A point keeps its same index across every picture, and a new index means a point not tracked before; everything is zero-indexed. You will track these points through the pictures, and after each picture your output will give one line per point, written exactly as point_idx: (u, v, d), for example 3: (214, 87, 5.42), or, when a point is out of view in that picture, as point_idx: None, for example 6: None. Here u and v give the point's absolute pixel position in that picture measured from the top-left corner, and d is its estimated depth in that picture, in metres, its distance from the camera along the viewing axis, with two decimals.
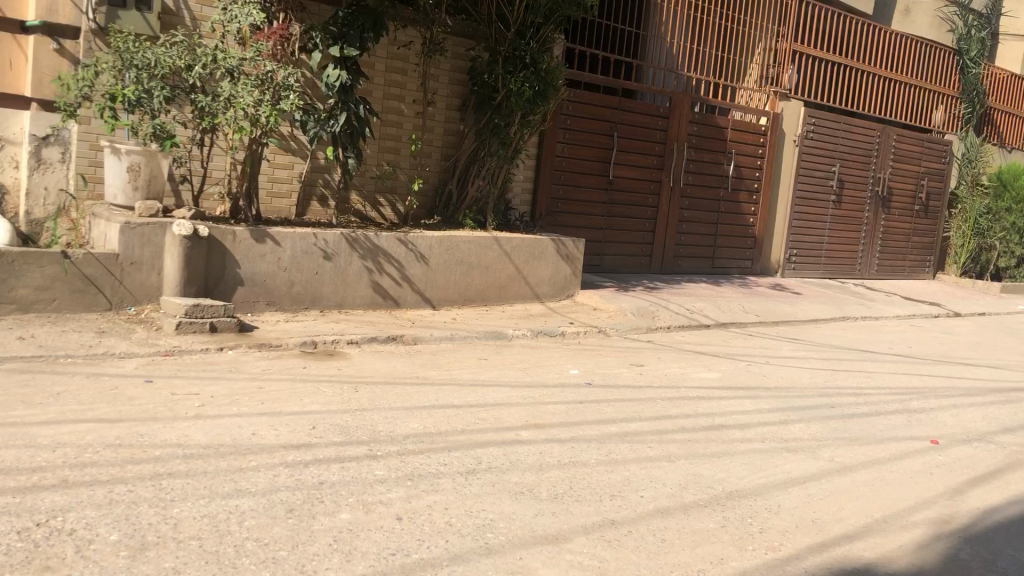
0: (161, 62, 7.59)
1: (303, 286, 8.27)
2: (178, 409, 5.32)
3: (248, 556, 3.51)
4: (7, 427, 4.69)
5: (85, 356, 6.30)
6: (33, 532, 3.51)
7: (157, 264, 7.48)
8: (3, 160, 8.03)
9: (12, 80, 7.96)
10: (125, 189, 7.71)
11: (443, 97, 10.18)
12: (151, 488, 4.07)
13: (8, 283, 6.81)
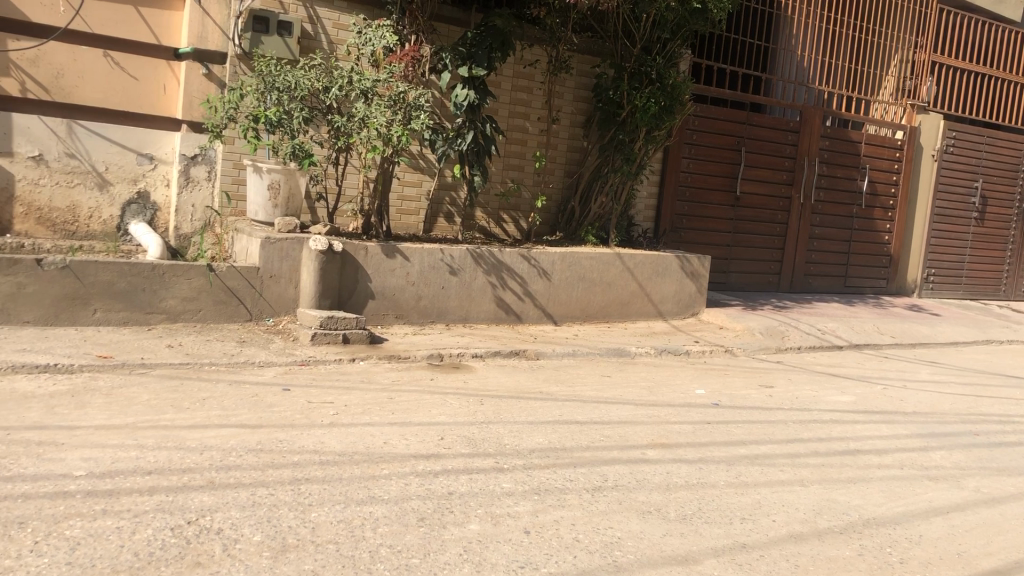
0: (300, 85, 7.88)
1: (430, 300, 8.46)
2: (314, 417, 5.53)
3: (383, 562, 3.61)
4: (159, 430, 4.98)
5: (228, 364, 6.62)
6: (185, 529, 3.72)
7: (294, 278, 7.81)
8: (156, 179, 8.57)
9: (166, 103, 8.52)
10: (266, 206, 8.08)
11: (567, 115, 10.28)
12: (290, 492, 4.24)
13: (158, 294, 7.22)
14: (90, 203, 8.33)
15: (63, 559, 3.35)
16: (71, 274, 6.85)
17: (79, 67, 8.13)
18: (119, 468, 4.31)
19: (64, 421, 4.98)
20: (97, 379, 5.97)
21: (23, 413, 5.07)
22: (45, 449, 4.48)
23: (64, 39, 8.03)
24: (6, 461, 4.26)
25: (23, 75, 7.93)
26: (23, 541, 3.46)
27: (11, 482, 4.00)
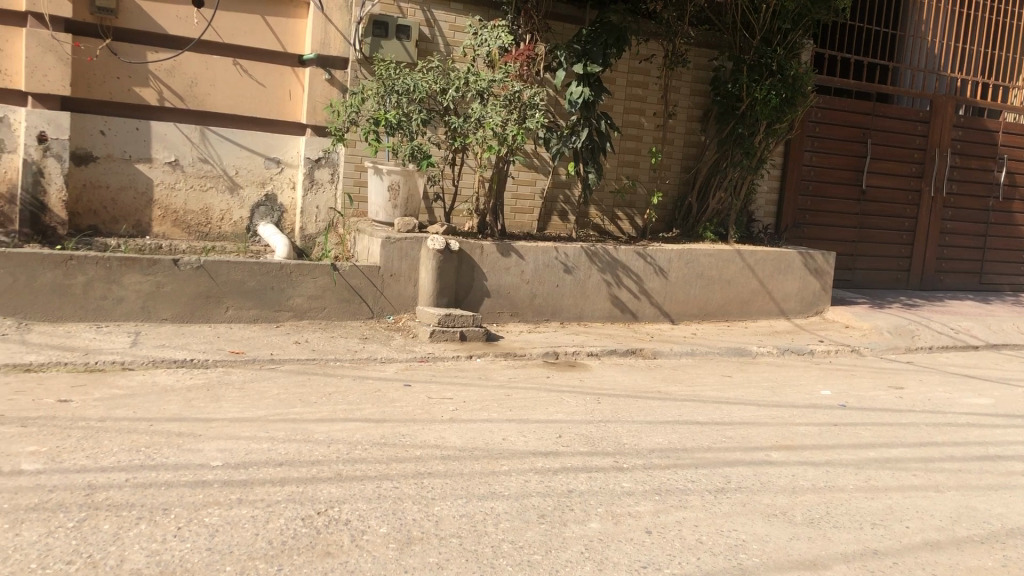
0: (419, 87, 8.00)
1: (545, 298, 8.48)
2: (435, 413, 5.62)
3: (505, 557, 3.64)
4: (288, 423, 5.17)
5: (352, 360, 6.82)
6: (315, 519, 3.85)
7: (413, 276, 7.97)
8: (282, 182, 8.90)
9: (291, 108, 8.81)
10: (386, 207, 8.26)
11: (684, 109, 10.12)
12: (414, 485, 4.32)
13: (286, 292, 7.49)
14: (221, 205, 8.72)
15: (204, 545, 3.51)
16: (206, 274, 7.17)
17: (211, 76, 8.46)
18: (252, 459, 4.50)
19: (200, 414, 5.22)
20: (230, 373, 6.24)
21: (163, 405, 5.34)
22: (184, 440, 4.71)
23: (197, 49, 8.38)
24: (150, 450, 4.50)
25: (161, 85, 8.29)
26: (167, 526, 3.64)
27: (156, 471, 4.22)
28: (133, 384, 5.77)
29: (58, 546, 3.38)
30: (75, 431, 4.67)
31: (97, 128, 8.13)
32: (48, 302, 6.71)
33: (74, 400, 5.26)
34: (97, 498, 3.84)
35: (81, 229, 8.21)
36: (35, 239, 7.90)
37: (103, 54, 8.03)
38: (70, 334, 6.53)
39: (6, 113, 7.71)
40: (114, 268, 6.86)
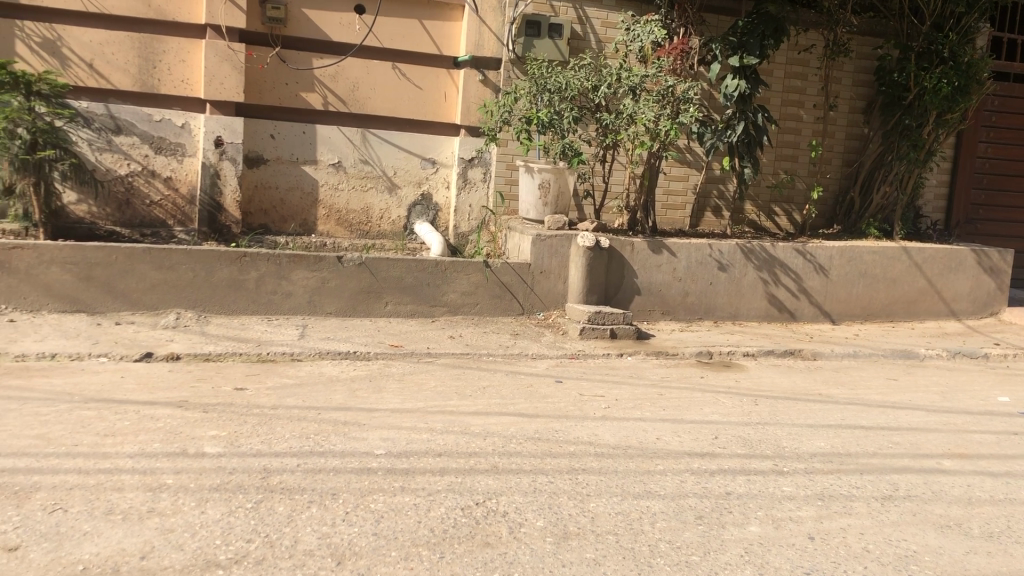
0: (571, 85, 8.05)
1: (698, 296, 8.34)
2: (588, 409, 5.64)
3: (663, 556, 3.61)
4: (446, 415, 5.31)
5: (504, 356, 6.93)
6: (474, 509, 3.94)
7: (564, 273, 8.01)
8: (438, 182, 9.15)
9: (446, 109, 9.06)
10: (537, 204, 8.34)
11: (846, 100, 9.70)
12: (569, 481, 4.35)
13: (441, 289, 7.69)
14: (381, 204, 9.05)
15: (370, 530, 3.66)
16: (367, 270, 7.46)
17: (371, 80, 8.80)
18: (413, 448, 4.65)
19: (364, 403, 5.44)
20: (390, 366, 6.47)
21: (329, 394, 5.61)
22: (350, 428, 4.92)
23: (359, 55, 8.72)
24: (319, 438, 4.72)
25: (325, 90, 8.68)
26: (336, 510, 3.82)
27: (325, 457, 4.43)
28: (301, 374, 6.08)
29: (239, 525, 3.60)
30: (251, 417, 4.97)
31: (267, 131, 8.59)
32: (224, 297, 7.13)
33: (249, 388, 5.60)
34: (272, 481, 4.07)
35: (252, 227, 8.69)
36: (211, 237, 8.43)
37: (273, 61, 8.49)
38: (244, 327, 6.94)
39: (187, 119, 8.28)
40: (283, 264, 7.24)
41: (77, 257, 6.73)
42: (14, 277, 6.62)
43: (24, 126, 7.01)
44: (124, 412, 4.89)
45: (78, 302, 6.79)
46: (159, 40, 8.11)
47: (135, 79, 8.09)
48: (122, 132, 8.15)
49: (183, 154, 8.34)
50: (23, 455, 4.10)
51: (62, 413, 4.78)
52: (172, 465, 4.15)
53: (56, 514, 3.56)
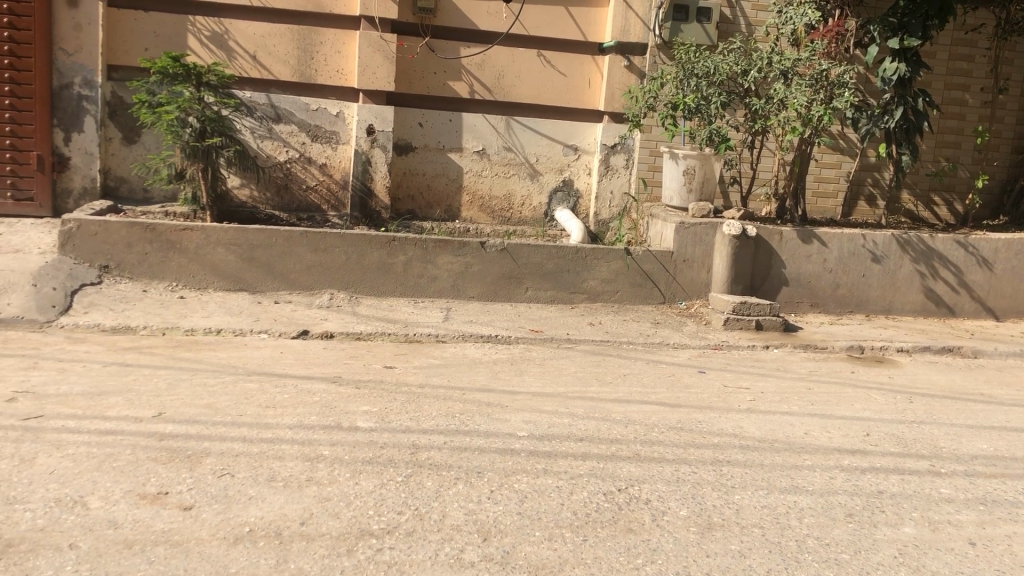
0: (719, 69, 7.84)
1: (849, 288, 8.04)
2: (732, 401, 5.55)
3: (811, 552, 3.52)
4: (587, 400, 5.34)
5: (646, 344, 6.89)
6: (616, 495, 3.95)
7: (707, 262, 7.89)
8: (580, 169, 9.18)
9: (590, 96, 9.08)
10: (681, 191, 8.23)
11: (1017, 83, 9.11)
12: (713, 472, 4.30)
13: (582, 275, 7.71)
14: (523, 191, 9.16)
15: (515, 509, 3.73)
16: (509, 256, 7.57)
17: (517, 68, 8.90)
18: (555, 432, 4.70)
19: (506, 386, 5.54)
20: (532, 350, 6.55)
21: (473, 376, 5.74)
22: (494, 410, 5.02)
23: (505, 43, 8.83)
24: (464, 417, 4.85)
25: (472, 78, 8.84)
26: (482, 488, 3.92)
27: (470, 436, 4.54)
28: (446, 355, 6.24)
29: (390, 497, 3.75)
30: (400, 395, 5.15)
31: (416, 120, 8.83)
32: (374, 279, 7.40)
33: (398, 366, 5.81)
34: (421, 457, 4.21)
35: (400, 213, 8.97)
36: (362, 222, 8.74)
37: (422, 51, 8.70)
38: (392, 308, 7.18)
39: (342, 108, 8.61)
40: (430, 249, 7.44)
41: (240, 239, 7.13)
42: (183, 256, 7.07)
43: (194, 115, 7.45)
44: (283, 385, 5.17)
45: (240, 281, 7.18)
46: (317, 32, 8.46)
47: (294, 70, 8.46)
48: (281, 121, 8.55)
49: (338, 142, 8.68)
50: (194, 422, 4.40)
51: (228, 384, 5.10)
52: (327, 437, 4.36)
53: (224, 478, 3.80)
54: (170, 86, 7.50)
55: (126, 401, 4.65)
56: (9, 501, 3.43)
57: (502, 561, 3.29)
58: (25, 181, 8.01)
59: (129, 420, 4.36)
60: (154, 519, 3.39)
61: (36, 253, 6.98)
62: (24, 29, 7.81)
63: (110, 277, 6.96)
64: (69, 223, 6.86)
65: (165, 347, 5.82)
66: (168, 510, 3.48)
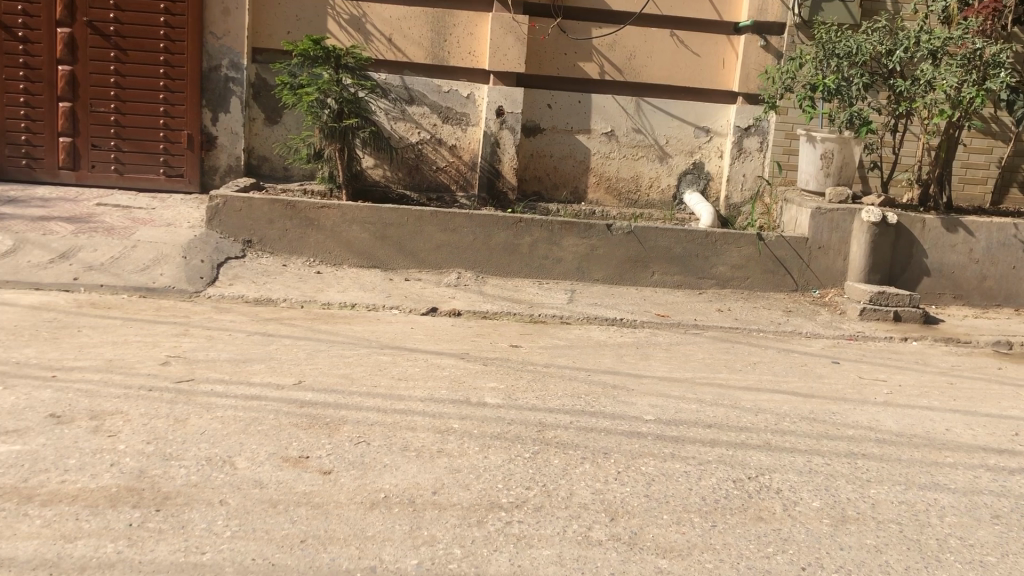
0: (862, 49, 7.54)
1: (997, 281, 7.63)
2: (867, 394, 5.35)
3: (953, 553, 3.38)
4: (715, 387, 5.27)
5: (776, 333, 6.73)
6: (746, 483, 3.89)
7: (844, 250, 7.63)
8: (711, 151, 9.07)
9: (723, 77, 8.93)
10: (818, 175, 7.97)
11: None
12: (848, 465, 4.17)
13: (711, 261, 7.58)
14: (652, 173, 9.08)
15: (642, 491, 3.73)
16: (635, 239, 7.52)
17: (649, 48, 8.83)
18: (683, 417, 4.66)
19: (633, 369, 5.52)
20: (658, 335, 6.50)
21: (599, 358, 5.74)
22: (620, 392, 5.01)
23: (638, 23, 8.78)
24: (590, 398, 4.86)
25: (602, 59, 8.81)
26: (609, 469, 3.92)
27: (597, 417, 4.55)
28: (571, 336, 6.27)
29: (518, 472, 3.81)
30: (526, 373, 5.22)
31: (545, 101, 8.85)
32: (501, 259, 7.48)
33: (524, 346, 5.87)
34: (548, 435, 4.25)
35: (527, 194, 9.03)
36: (490, 203, 8.84)
37: (553, 32, 8.72)
38: (518, 288, 7.25)
39: (472, 90, 8.72)
40: (556, 230, 7.47)
41: (373, 217, 7.33)
42: (321, 233, 7.33)
43: (332, 97, 7.74)
44: (414, 359, 5.32)
45: (373, 258, 7.39)
46: (450, 14, 8.58)
47: (428, 52, 8.62)
48: (414, 103, 8.72)
49: (468, 123, 8.81)
50: (331, 391, 4.58)
51: (362, 356, 5.29)
52: (457, 411, 4.46)
53: (361, 446, 3.94)
54: (311, 68, 7.77)
55: (269, 369, 4.89)
56: (165, 457, 3.66)
57: (629, 541, 3.30)
58: (176, 159, 8.49)
59: (272, 387, 4.57)
60: (297, 481, 3.56)
61: (186, 227, 7.38)
62: (179, 14, 8.27)
63: (253, 251, 7.28)
64: (217, 199, 7.23)
65: (303, 320, 6.07)
66: (309, 473, 3.64)
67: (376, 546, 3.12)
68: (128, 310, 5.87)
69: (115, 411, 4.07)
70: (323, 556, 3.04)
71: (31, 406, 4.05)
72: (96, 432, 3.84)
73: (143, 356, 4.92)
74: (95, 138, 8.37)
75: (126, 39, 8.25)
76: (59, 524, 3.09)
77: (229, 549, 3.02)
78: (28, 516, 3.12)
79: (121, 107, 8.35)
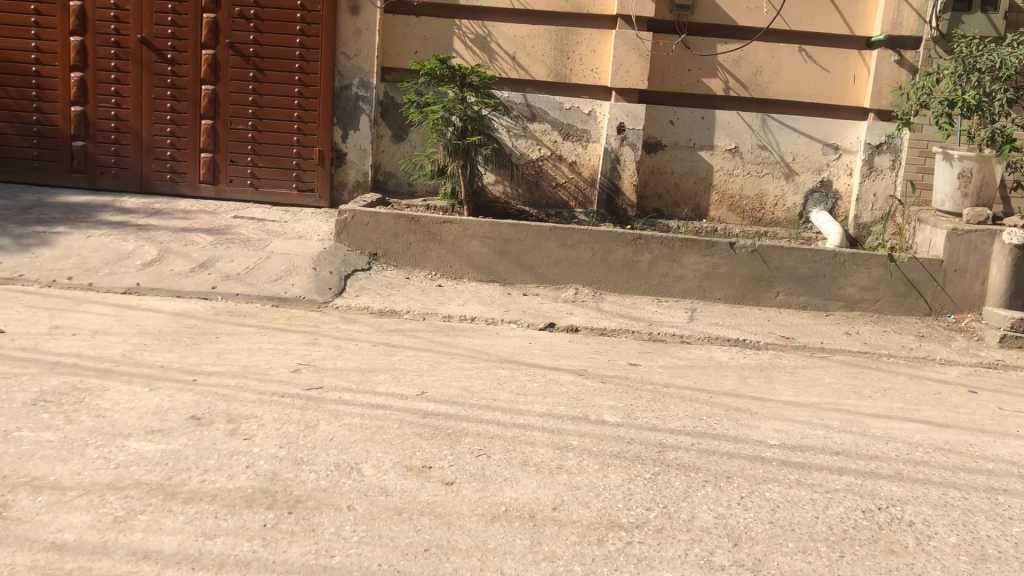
0: (1006, 63, 7.19)
1: None
2: (1008, 426, 5.07)
3: None
4: (842, 413, 5.09)
5: (908, 359, 6.46)
6: (877, 514, 3.74)
7: (983, 273, 7.27)
8: (839, 169, 8.84)
9: (854, 92, 8.70)
10: (954, 195, 7.60)
11: None
12: (988, 501, 3.96)
13: (838, 282, 7.36)
14: (777, 191, 8.90)
15: (767, 518, 3.64)
16: (759, 258, 7.37)
17: (776, 64, 8.68)
18: (808, 443, 4.53)
19: (757, 393, 5.39)
20: (782, 357, 6.35)
21: (721, 380, 5.64)
22: (743, 416, 4.91)
23: (765, 39, 8.64)
24: (712, 421, 4.77)
25: (727, 75, 8.70)
26: (731, 493, 3.85)
27: (719, 440, 4.48)
28: (692, 356, 6.19)
29: (639, 492, 3.78)
30: (646, 393, 5.17)
31: (668, 117, 8.80)
32: (620, 276, 7.45)
33: (643, 364, 5.83)
34: (669, 456, 4.21)
35: (647, 211, 8.97)
36: (609, 219, 8.81)
37: (678, 48, 8.66)
38: (637, 306, 7.21)
39: (594, 107, 8.76)
40: (676, 247, 7.39)
41: (494, 232, 7.43)
42: (442, 247, 7.48)
43: (457, 115, 7.90)
44: (534, 374, 5.35)
45: (493, 273, 7.49)
46: (574, 32, 8.64)
47: (551, 70, 8.69)
48: (536, 120, 8.81)
49: (588, 140, 8.83)
50: (453, 403, 4.66)
51: (482, 369, 5.36)
52: (577, 428, 4.47)
53: (482, 459, 4.00)
54: (437, 86, 7.98)
55: (393, 378, 5.02)
56: (297, 461, 3.81)
57: (753, 568, 3.23)
58: (308, 174, 8.83)
59: (396, 397, 4.69)
60: (421, 491, 3.64)
61: (316, 240, 7.67)
62: (313, 35, 8.61)
63: (378, 264, 7.49)
64: (345, 213, 7.49)
65: (425, 332, 6.21)
66: (431, 483, 3.72)
67: (497, 559, 3.16)
68: (261, 319, 6.13)
69: (250, 415, 4.26)
70: (446, 565, 3.09)
71: (174, 407, 4.29)
72: (233, 434, 4.03)
73: (276, 363, 5.13)
74: (233, 154, 8.80)
75: (264, 60, 8.65)
76: (200, 521, 3.25)
77: (357, 554, 3.11)
78: (172, 512, 3.30)
79: (258, 125, 8.76)
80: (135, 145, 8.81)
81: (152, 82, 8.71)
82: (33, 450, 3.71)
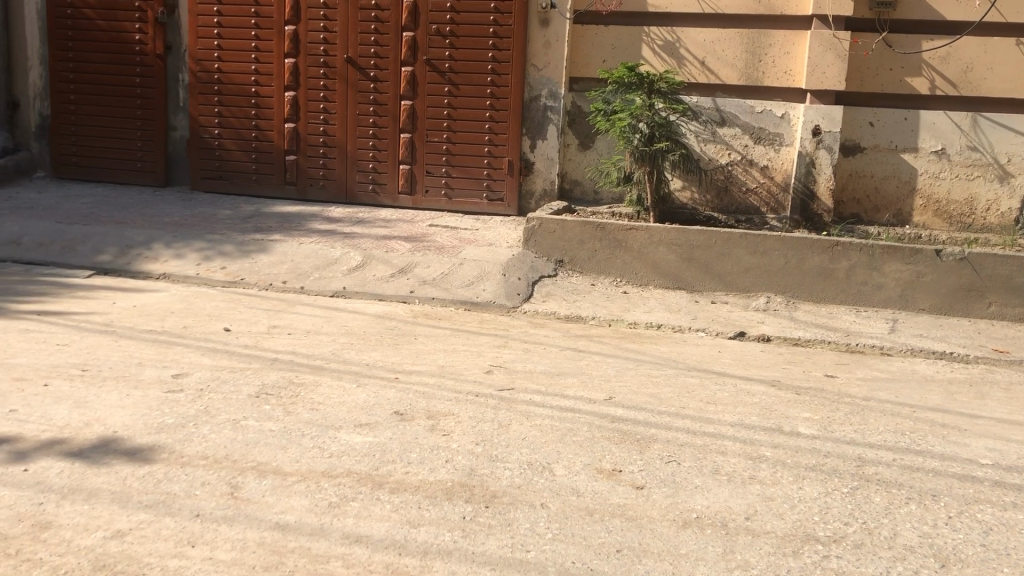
0: None
1: None
2: None
3: None
4: None
5: None
6: None
7: None
8: None
9: None
10: None
11: None
12: None
13: None
14: (989, 195, 8.34)
15: (978, 540, 3.44)
16: (969, 266, 6.93)
17: (989, 59, 8.15)
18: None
19: (966, 409, 5.08)
20: (995, 372, 5.94)
21: (925, 395, 5.34)
22: (950, 432, 4.65)
23: (977, 32, 8.15)
24: (916, 436, 4.55)
25: (934, 73, 8.25)
26: (938, 513, 3.66)
27: (923, 456, 4.26)
28: (894, 369, 5.90)
29: (836, 506, 3.67)
30: (843, 406, 4.99)
31: (867, 119, 8.43)
32: (814, 284, 7.21)
33: (841, 376, 5.63)
34: (868, 471, 4.05)
35: (844, 217, 8.61)
36: (803, 225, 8.52)
37: (878, 47, 8.28)
38: (833, 316, 6.97)
39: (788, 109, 8.51)
40: (876, 254, 7.08)
41: (681, 239, 7.39)
42: (629, 254, 7.50)
43: (644, 121, 7.92)
44: (723, 384, 5.28)
45: (679, 280, 7.43)
46: (766, 35, 8.46)
47: (742, 74, 8.53)
48: (725, 124, 8.67)
49: (781, 144, 8.58)
50: (641, 409, 4.70)
51: (670, 377, 5.36)
52: (770, 439, 4.38)
53: (672, 465, 4.01)
54: (625, 94, 8.05)
55: (582, 382, 5.12)
56: (492, 458, 3.97)
57: None
58: (498, 183, 9.11)
59: (585, 400, 4.79)
60: (612, 493, 3.70)
61: (506, 247, 7.91)
62: (505, 49, 8.89)
63: (565, 270, 7.60)
64: (533, 221, 7.67)
65: (613, 337, 6.27)
66: (622, 486, 3.78)
67: (689, 564, 3.17)
68: (456, 322, 6.40)
69: (448, 413, 4.48)
70: (638, 568, 3.14)
71: (379, 403, 4.57)
72: (433, 430, 4.25)
73: (470, 364, 5.35)
74: (429, 166, 9.22)
75: (458, 74, 9.01)
76: (405, 510, 3.46)
77: (551, 550, 3.22)
78: (380, 501, 3.53)
79: (452, 137, 9.13)
80: (340, 159, 9.41)
81: (356, 99, 9.28)
82: (257, 438, 4.06)
